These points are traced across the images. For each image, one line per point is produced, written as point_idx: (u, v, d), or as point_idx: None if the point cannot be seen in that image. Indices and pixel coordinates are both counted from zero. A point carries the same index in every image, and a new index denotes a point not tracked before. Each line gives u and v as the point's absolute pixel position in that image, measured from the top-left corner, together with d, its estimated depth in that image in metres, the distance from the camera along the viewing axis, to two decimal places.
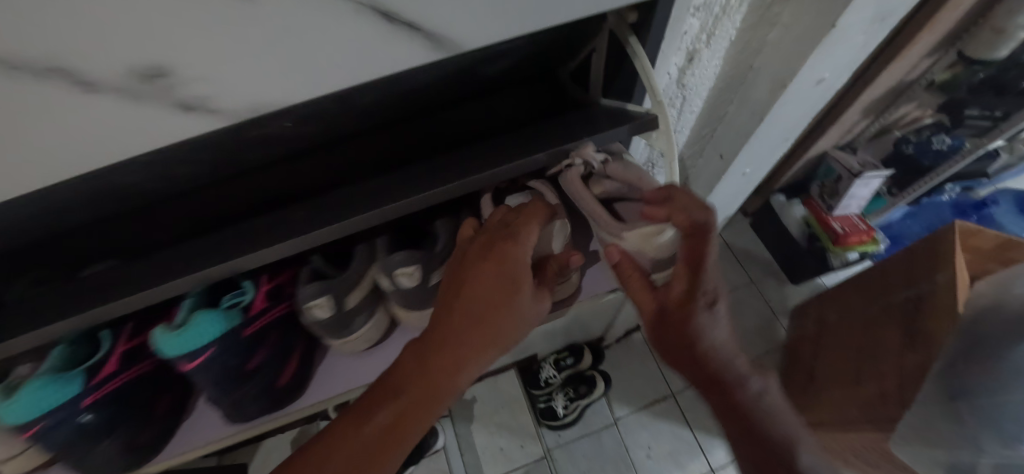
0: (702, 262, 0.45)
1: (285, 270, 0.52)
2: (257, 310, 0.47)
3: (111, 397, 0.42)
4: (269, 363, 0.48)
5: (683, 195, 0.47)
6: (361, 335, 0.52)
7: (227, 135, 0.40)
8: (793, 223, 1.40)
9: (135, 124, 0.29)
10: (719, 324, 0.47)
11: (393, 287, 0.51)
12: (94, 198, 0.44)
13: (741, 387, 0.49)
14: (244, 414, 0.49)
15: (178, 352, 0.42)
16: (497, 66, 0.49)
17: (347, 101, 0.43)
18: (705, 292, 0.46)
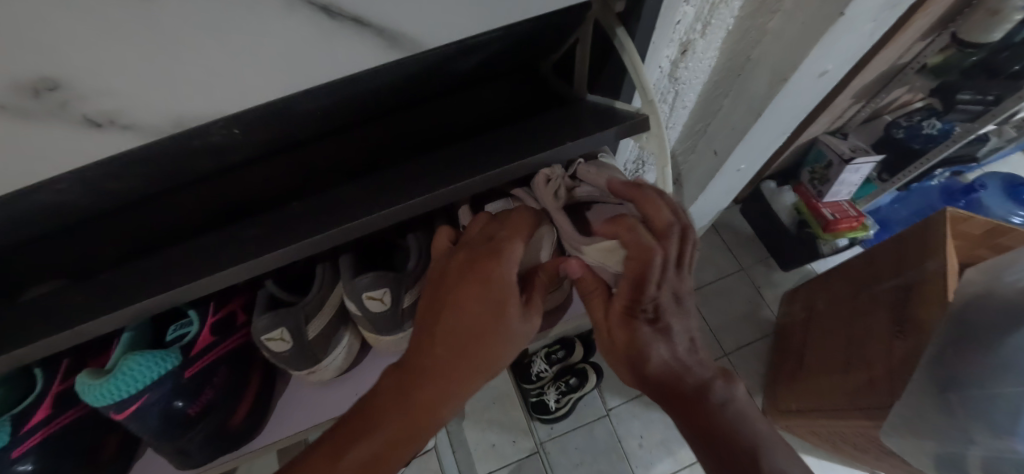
0: (643, 277, 0.39)
1: (236, 297, 0.48)
2: (203, 347, 0.44)
3: (45, 446, 0.39)
4: (217, 405, 0.44)
5: (650, 204, 0.42)
6: (328, 364, 0.49)
7: (165, 149, 0.36)
8: (784, 212, 1.37)
9: (35, 145, 0.25)
10: (670, 336, 0.42)
11: (361, 312, 0.46)
12: (20, 222, 0.39)
13: (703, 400, 0.40)
14: (195, 459, 0.45)
15: (105, 403, 0.38)
16: (471, 62, 0.45)
17: (304, 107, 0.39)
18: (644, 306, 0.41)
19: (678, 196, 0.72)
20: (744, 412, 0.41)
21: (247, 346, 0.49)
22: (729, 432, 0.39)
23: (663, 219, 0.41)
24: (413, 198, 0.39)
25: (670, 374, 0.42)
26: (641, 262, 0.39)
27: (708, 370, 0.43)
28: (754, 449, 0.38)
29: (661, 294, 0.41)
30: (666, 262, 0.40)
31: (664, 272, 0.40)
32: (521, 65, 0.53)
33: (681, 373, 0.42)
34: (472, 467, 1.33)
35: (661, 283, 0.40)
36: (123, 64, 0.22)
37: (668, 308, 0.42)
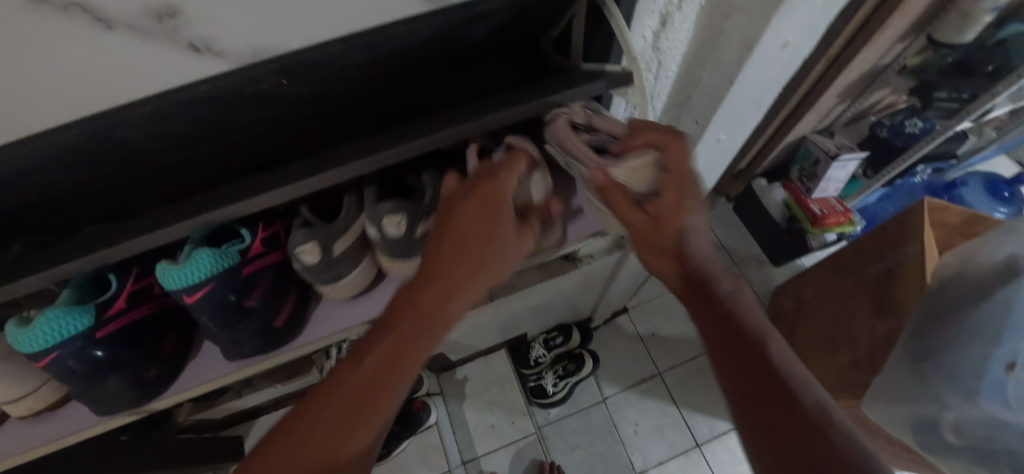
0: (680, 166, 0.48)
1: (278, 221, 0.54)
2: (255, 253, 0.50)
3: (121, 332, 0.45)
4: (264, 305, 0.51)
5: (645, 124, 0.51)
6: (349, 280, 0.55)
7: (228, 98, 0.42)
8: (774, 207, 1.44)
9: (148, 61, 0.32)
10: (695, 232, 0.51)
11: (380, 236, 0.53)
12: (100, 161, 0.45)
13: (713, 287, 0.50)
14: (242, 352, 0.53)
15: (178, 286, 0.45)
16: (484, 31, 0.51)
17: (343, 68, 0.45)
18: (690, 193, 0.50)
19: None
20: (747, 305, 0.50)
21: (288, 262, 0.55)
22: (733, 312, 0.49)
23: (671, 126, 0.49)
24: (433, 133, 0.47)
25: (693, 265, 0.51)
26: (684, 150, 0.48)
27: (725, 273, 0.52)
28: (754, 325, 0.48)
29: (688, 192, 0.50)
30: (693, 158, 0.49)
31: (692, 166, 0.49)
32: (525, 42, 0.60)
33: (699, 261, 0.51)
34: (472, 446, 1.38)
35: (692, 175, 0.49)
36: (230, 6, 0.30)
37: (692, 208, 0.50)
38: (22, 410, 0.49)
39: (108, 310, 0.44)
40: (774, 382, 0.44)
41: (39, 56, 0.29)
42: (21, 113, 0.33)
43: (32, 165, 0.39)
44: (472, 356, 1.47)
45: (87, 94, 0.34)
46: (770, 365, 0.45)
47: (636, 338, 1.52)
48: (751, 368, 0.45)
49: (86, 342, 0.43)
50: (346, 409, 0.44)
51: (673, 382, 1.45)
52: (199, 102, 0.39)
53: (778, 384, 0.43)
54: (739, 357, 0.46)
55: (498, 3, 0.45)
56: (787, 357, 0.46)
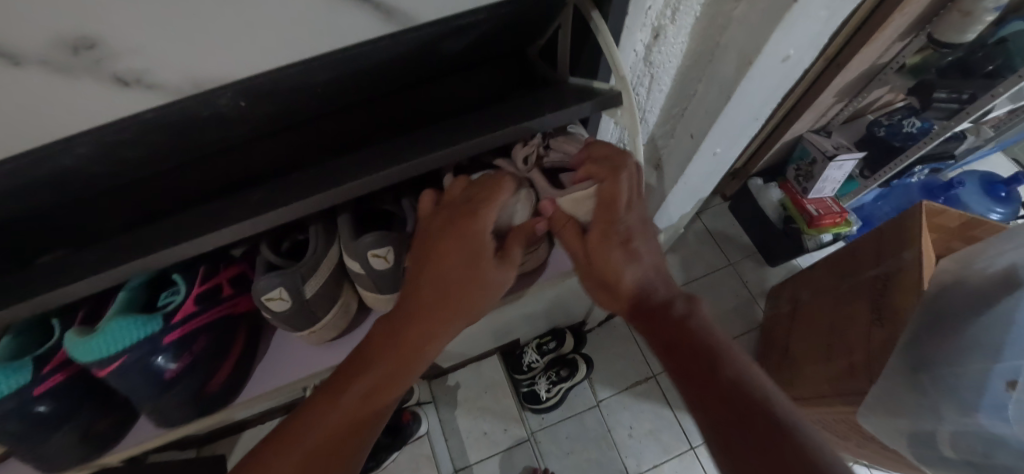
0: (616, 201, 0.48)
1: (225, 269, 0.49)
2: (185, 314, 0.45)
3: (65, 385, 0.42)
4: (194, 369, 0.46)
5: (602, 146, 0.50)
6: (324, 324, 0.51)
7: (175, 124, 0.38)
8: (770, 207, 1.41)
9: (70, 97, 0.28)
10: (631, 266, 0.48)
11: (365, 271, 0.49)
12: (41, 191, 0.41)
13: (668, 311, 0.47)
14: (174, 419, 0.49)
15: (89, 359, 0.40)
16: (462, 43, 0.48)
17: (306, 87, 0.41)
18: (617, 231, 0.49)
19: (660, 186, 0.77)
20: (705, 322, 0.45)
21: (235, 315, 0.50)
22: (687, 333, 0.44)
23: (624, 152, 0.49)
24: (402, 163, 0.43)
25: (642, 293, 0.49)
26: (629, 181, 0.48)
27: (677, 294, 0.48)
28: (706, 343, 0.43)
29: (626, 226, 0.49)
30: (636, 190, 0.49)
31: (626, 201, 0.48)
32: (509, 51, 0.56)
33: (649, 288, 0.49)
34: (465, 454, 1.36)
35: (626, 205, 0.49)
36: (155, 36, 0.26)
37: (630, 240, 0.49)
38: None
39: (48, 362, 0.42)
40: (735, 403, 0.38)
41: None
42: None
43: None
44: (465, 362, 1.44)
45: (12, 133, 0.30)
46: (731, 386, 0.39)
47: (631, 341, 1.50)
48: (712, 394, 0.39)
49: (24, 399, 0.40)
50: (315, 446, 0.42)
51: (668, 385, 1.43)
52: (140, 130, 0.35)
53: (739, 405, 0.38)
54: (696, 384, 0.41)
55: (476, 16, 0.42)
56: (749, 373, 0.40)
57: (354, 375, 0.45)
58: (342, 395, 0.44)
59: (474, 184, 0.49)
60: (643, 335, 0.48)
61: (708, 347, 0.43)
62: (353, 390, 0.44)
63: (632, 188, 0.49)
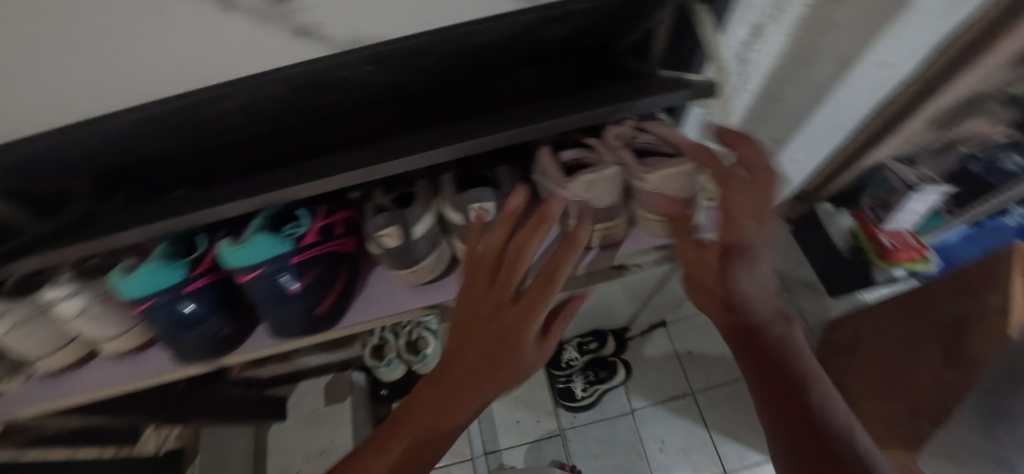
0: (733, 206, 0.45)
1: (340, 210, 0.54)
2: (307, 243, 0.50)
3: (204, 290, 0.50)
4: (309, 294, 0.50)
5: (746, 142, 0.47)
6: (426, 265, 0.52)
7: (311, 82, 0.44)
8: (836, 233, 1.36)
9: (266, 44, 0.37)
10: (753, 279, 0.44)
11: (464, 223, 0.51)
12: (190, 127, 0.49)
13: (763, 336, 0.44)
14: (289, 332, 0.53)
15: (237, 264, 0.47)
16: (561, 31, 0.51)
17: (421, 60, 0.47)
18: (740, 240, 0.45)
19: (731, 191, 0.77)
20: (797, 346, 0.44)
21: (346, 252, 0.54)
22: (780, 367, 0.42)
23: (749, 142, 0.47)
24: (506, 129, 0.46)
25: (737, 316, 0.45)
26: (756, 183, 0.46)
27: (776, 312, 0.45)
28: (798, 382, 0.42)
29: (749, 233, 0.45)
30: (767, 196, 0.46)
31: (754, 212, 0.45)
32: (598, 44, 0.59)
33: (751, 302, 0.44)
34: (496, 439, 1.40)
35: (756, 216, 0.45)
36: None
37: (744, 241, 0.45)
38: (117, 347, 0.54)
39: (197, 267, 0.49)
40: (830, 462, 0.38)
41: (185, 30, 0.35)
42: (173, 85, 0.41)
43: (137, 119, 0.43)
44: None
45: (214, 71, 0.40)
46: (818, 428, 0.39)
47: (671, 356, 1.46)
48: (807, 447, 0.39)
49: (175, 295, 0.48)
50: None
51: (706, 404, 1.38)
52: (286, 79, 0.42)
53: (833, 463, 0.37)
54: (788, 432, 0.40)
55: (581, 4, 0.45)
56: (837, 405, 0.41)
57: (417, 420, 0.45)
58: (405, 433, 0.45)
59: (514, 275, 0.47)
60: (734, 354, 0.46)
61: (798, 384, 0.41)
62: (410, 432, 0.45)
63: (757, 194, 0.46)
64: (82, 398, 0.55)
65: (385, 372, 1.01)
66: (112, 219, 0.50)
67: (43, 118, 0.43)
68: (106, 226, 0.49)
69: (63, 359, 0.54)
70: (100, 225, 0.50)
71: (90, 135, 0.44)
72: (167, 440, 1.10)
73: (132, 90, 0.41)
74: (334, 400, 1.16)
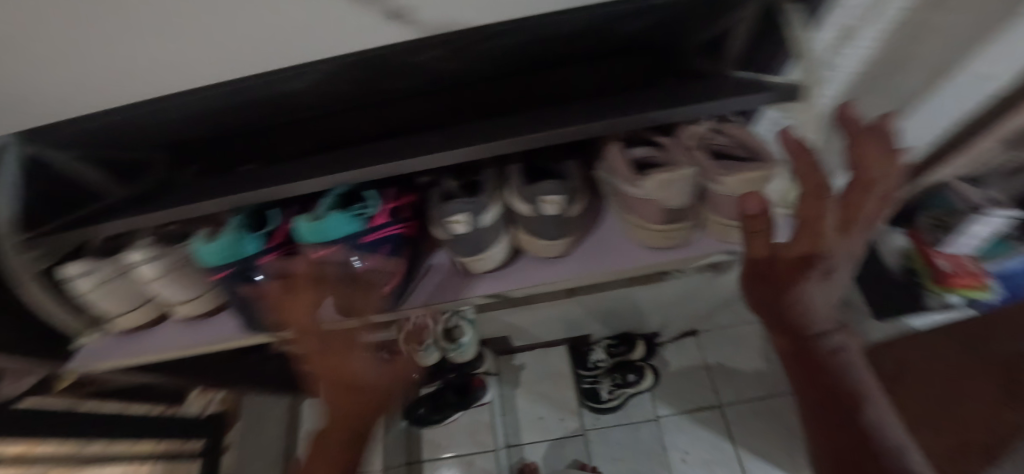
0: (854, 206, 0.40)
1: (406, 194, 0.53)
2: (376, 224, 0.50)
3: (276, 262, 0.52)
4: (376, 273, 0.51)
5: (874, 152, 0.40)
6: (491, 255, 0.49)
7: (384, 59, 0.46)
8: (892, 256, 1.11)
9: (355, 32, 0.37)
10: (818, 293, 0.39)
11: (532, 215, 0.46)
12: (267, 100, 0.52)
13: (816, 345, 0.38)
14: (355, 309, 0.54)
15: (313, 240, 0.49)
16: (635, 25, 0.50)
17: (496, 42, 0.48)
18: (826, 243, 0.38)
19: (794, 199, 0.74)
20: (858, 359, 0.38)
21: (410, 235, 0.54)
22: (833, 382, 0.36)
23: (881, 156, 0.40)
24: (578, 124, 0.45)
25: (786, 316, 0.40)
26: (857, 200, 0.40)
27: (829, 316, 0.39)
28: (851, 393, 0.35)
29: (833, 248, 0.39)
30: (867, 216, 0.40)
31: (840, 226, 0.40)
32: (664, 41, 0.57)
33: (814, 311, 0.39)
34: (519, 431, 1.41)
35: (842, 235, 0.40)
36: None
37: (823, 253, 0.39)
38: (187, 311, 0.57)
39: (270, 240, 0.52)
40: None
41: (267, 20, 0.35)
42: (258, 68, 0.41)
43: (223, 89, 0.46)
44: (534, 344, 1.47)
45: (283, 60, 0.40)
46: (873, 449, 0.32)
47: (699, 366, 1.41)
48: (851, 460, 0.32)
49: (249, 265, 0.50)
50: None
51: (734, 418, 1.33)
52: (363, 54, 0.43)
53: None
54: (830, 445, 0.34)
55: None
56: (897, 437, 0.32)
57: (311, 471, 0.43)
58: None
59: (306, 322, 0.45)
60: (783, 364, 0.41)
61: (849, 395, 0.35)
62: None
63: (854, 213, 0.40)
64: (152, 357, 0.58)
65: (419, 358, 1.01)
66: (191, 189, 0.53)
67: (106, 93, 0.42)
68: (181, 195, 0.52)
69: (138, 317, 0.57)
70: (177, 194, 0.53)
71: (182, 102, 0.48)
72: (210, 404, 1.13)
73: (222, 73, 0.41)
74: None
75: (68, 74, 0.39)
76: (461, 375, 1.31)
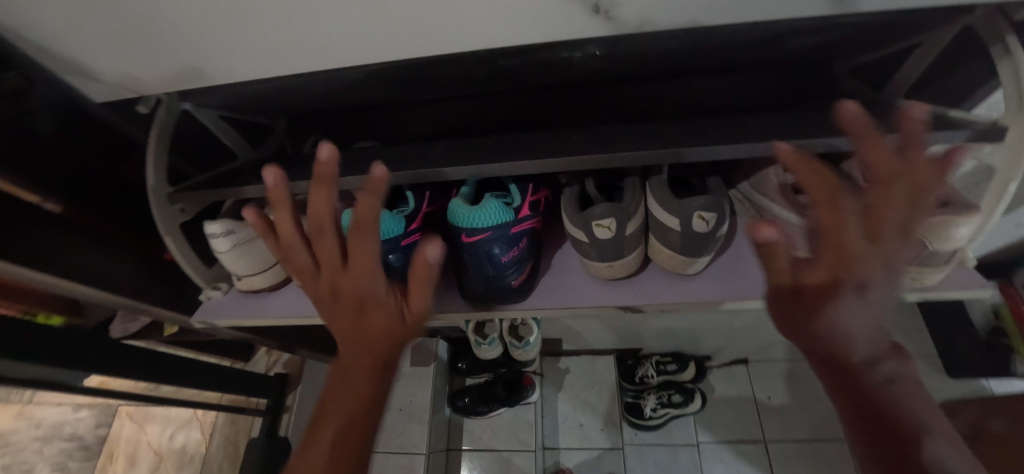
0: (883, 216, 0.35)
1: (542, 188, 0.53)
2: (521, 215, 0.49)
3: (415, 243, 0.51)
4: (515, 266, 0.48)
5: (879, 149, 0.35)
6: (626, 262, 0.47)
7: (543, 51, 0.45)
8: (975, 309, 1.09)
9: (548, 22, 0.35)
10: (854, 313, 0.34)
11: (680, 230, 0.44)
12: (408, 80, 0.52)
13: (866, 377, 0.34)
14: (480, 300, 0.51)
15: (463, 224, 0.48)
16: (801, 41, 0.47)
17: (655, 46, 0.46)
18: (863, 259, 0.34)
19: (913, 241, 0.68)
20: (913, 387, 0.34)
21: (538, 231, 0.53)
22: (891, 420, 0.32)
23: (876, 145, 0.35)
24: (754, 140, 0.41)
25: (824, 350, 0.35)
26: (878, 202, 0.35)
27: (878, 341, 0.35)
28: (905, 430, 0.32)
29: (863, 261, 0.34)
30: (898, 220, 0.35)
31: (865, 237, 0.35)
32: (816, 58, 0.53)
33: (857, 337, 0.34)
34: (555, 436, 1.37)
35: (885, 255, 0.35)
36: None
37: (866, 265, 0.34)
38: None
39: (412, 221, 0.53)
40: None
41: (466, 9, 0.33)
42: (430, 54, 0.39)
43: (378, 68, 0.46)
44: (582, 349, 1.42)
45: (457, 46, 0.38)
46: None
47: (750, 397, 1.34)
48: None
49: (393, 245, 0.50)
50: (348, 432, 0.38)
51: (779, 457, 1.27)
52: (527, 45, 0.41)
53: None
54: None
55: (850, 15, 0.41)
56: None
57: (338, 404, 0.40)
58: (329, 425, 0.38)
59: (330, 212, 0.41)
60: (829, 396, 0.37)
61: (915, 434, 0.31)
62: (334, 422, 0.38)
63: (878, 220, 0.35)
64: (273, 319, 0.56)
65: (485, 350, 1.03)
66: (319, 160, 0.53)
67: (283, 73, 0.42)
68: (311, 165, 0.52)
69: (264, 280, 0.56)
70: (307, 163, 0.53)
71: (333, 76, 0.48)
72: (276, 364, 1.22)
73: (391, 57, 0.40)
74: (419, 362, 1.29)
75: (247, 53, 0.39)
76: (513, 371, 1.31)
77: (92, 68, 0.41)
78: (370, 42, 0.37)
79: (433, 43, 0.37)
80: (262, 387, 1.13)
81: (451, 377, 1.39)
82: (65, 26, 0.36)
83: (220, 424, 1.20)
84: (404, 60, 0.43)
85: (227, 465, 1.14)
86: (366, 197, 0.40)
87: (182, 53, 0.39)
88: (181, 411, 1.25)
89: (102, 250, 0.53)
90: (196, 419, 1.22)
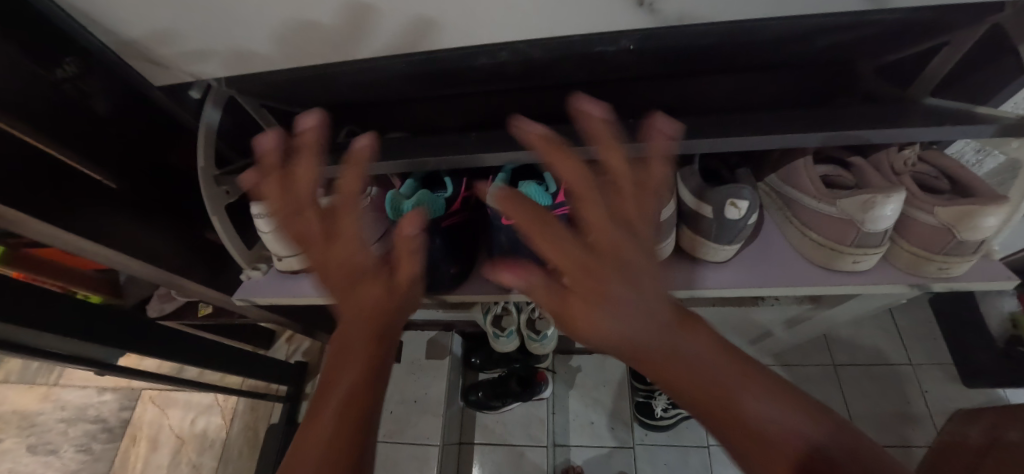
0: (605, 231, 0.37)
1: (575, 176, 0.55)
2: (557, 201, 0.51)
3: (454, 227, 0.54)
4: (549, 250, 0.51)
5: (570, 166, 0.38)
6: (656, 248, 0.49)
7: (580, 46, 0.47)
8: (992, 318, 1.05)
9: (593, 13, 0.37)
10: (624, 316, 0.37)
11: (711, 218, 0.45)
12: (447, 75, 0.55)
13: (665, 353, 0.37)
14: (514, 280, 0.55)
15: None
16: (830, 39, 0.49)
17: (686, 43, 0.48)
18: (598, 268, 0.37)
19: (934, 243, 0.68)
20: (708, 347, 0.38)
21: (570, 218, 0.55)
22: (704, 387, 0.36)
23: (568, 158, 0.39)
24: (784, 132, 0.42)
25: (621, 348, 0.38)
26: (594, 219, 0.38)
27: (656, 319, 0.38)
28: (723, 389, 0.36)
29: (597, 272, 0.37)
30: (613, 228, 0.37)
31: (588, 248, 0.37)
32: (844, 58, 0.55)
33: (638, 330, 0.37)
34: (566, 434, 1.35)
35: (622, 285, 0.37)
36: None
37: (604, 280, 0.37)
38: None
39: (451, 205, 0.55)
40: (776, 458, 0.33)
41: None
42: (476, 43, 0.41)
43: (421, 60, 0.48)
44: (594, 348, 1.43)
45: (504, 35, 0.40)
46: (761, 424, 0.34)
47: None
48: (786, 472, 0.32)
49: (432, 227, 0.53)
50: (349, 404, 0.39)
51: None
52: (565, 38, 0.43)
53: (816, 469, 0.32)
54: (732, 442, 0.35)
55: (879, 14, 0.43)
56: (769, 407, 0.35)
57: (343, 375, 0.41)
58: (330, 398, 0.40)
59: (310, 199, 0.43)
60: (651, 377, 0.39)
61: (720, 389, 0.36)
62: (342, 388, 0.40)
63: (601, 233, 0.37)
64: (309, 299, 0.58)
65: (503, 343, 1.04)
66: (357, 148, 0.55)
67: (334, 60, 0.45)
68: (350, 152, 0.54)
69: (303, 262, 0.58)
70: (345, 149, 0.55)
71: (379, 68, 0.50)
72: (295, 352, 1.25)
73: (438, 46, 0.42)
74: (434, 355, 1.31)
75: (304, 41, 0.41)
76: (526, 366, 1.31)
77: (156, 51, 0.44)
78: (422, 29, 0.39)
79: (482, 31, 0.39)
80: (282, 374, 1.16)
81: (464, 371, 1.41)
82: (135, 9, 0.38)
83: (241, 410, 1.23)
84: (448, 51, 0.45)
85: (248, 450, 1.18)
86: (351, 167, 0.43)
87: (244, 41, 0.42)
88: (203, 396, 1.28)
89: (150, 226, 0.55)
90: (217, 405, 1.24)
